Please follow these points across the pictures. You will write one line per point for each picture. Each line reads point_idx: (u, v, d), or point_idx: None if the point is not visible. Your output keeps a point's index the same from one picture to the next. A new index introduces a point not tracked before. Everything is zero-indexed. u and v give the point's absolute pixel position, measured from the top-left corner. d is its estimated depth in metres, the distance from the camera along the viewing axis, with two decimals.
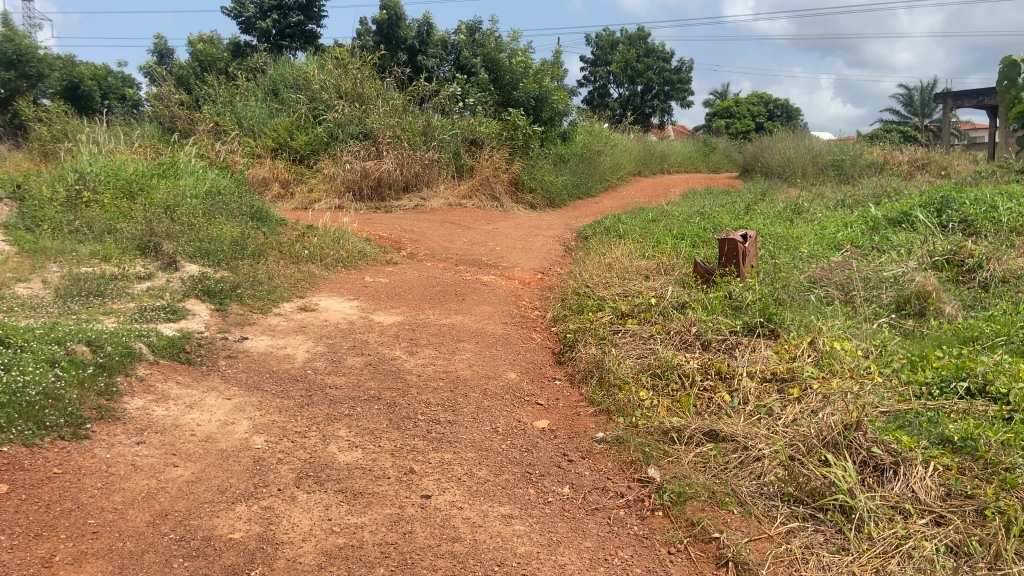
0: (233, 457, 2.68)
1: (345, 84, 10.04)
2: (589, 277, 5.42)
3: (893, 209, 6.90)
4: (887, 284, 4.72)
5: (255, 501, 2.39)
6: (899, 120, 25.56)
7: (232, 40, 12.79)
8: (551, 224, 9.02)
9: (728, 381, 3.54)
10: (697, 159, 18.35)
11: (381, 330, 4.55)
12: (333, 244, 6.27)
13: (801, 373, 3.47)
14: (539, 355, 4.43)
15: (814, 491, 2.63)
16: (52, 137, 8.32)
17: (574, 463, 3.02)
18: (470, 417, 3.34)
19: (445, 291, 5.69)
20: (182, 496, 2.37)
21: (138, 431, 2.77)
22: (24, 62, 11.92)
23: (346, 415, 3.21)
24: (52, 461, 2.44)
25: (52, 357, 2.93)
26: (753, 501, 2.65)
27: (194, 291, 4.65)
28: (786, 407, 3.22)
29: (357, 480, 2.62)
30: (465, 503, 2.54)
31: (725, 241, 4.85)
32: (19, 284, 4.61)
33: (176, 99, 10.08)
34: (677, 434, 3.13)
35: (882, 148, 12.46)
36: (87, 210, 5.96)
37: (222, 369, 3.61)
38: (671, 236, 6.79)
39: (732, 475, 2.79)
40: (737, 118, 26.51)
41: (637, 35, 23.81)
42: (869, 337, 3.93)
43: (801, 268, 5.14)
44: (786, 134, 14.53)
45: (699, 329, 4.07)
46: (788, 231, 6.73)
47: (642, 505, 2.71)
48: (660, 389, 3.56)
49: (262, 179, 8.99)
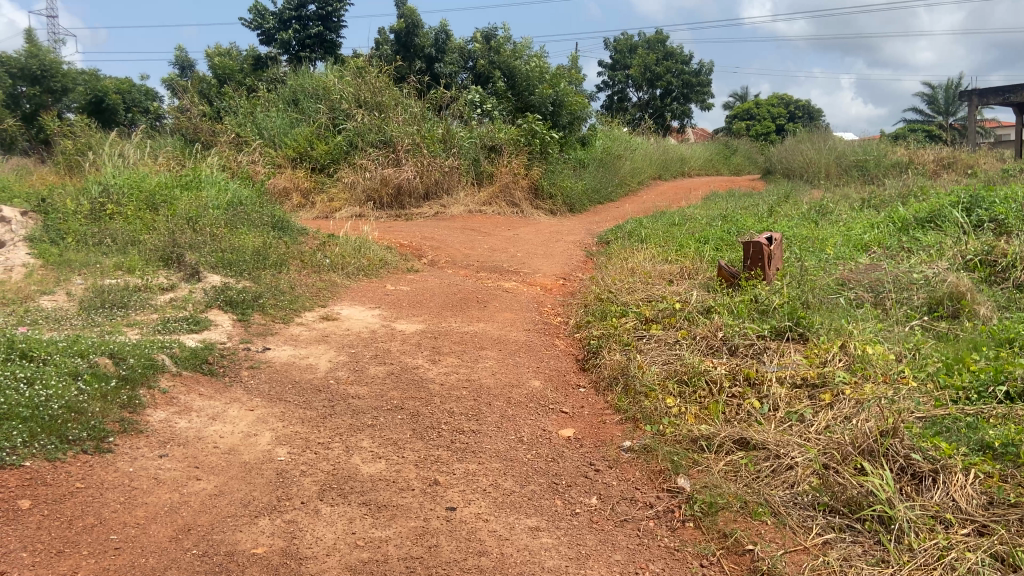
0: (256, 470, 2.65)
1: (365, 93, 10.08)
2: (611, 282, 5.36)
3: (921, 209, 6.76)
4: (918, 285, 4.61)
5: (279, 515, 2.36)
6: (924, 118, 25.16)
7: (250, 53, 12.78)
8: (572, 229, 8.95)
9: (757, 387, 3.46)
10: (718, 161, 18.20)
11: (403, 338, 4.51)
12: (354, 253, 6.27)
13: (832, 377, 3.39)
14: (563, 362, 4.38)
15: (851, 501, 2.54)
16: (77, 150, 8.44)
17: (601, 472, 2.95)
18: (494, 426, 3.29)
19: (467, 298, 5.65)
20: (204, 510, 2.34)
21: (160, 444, 2.74)
22: (48, 77, 12.10)
23: (369, 425, 3.18)
24: (75, 475, 2.41)
25: (75, 369, 2.93)
26: (788, 512, 2.57)
27: (216, 301, 4.66)
28: (818, 413, 3.16)
29: (382, 492, 2.57)
30: (491, 515, 2.49)
31: (750, 244, 4.78)
32: (44, 297, 4.67)
33: (199, 111, 10.20)
34: (706, 442, 3.05)
35: (909, 147, 12.24)
36: (111, 222, 6.00)
37: (245, 380, 3.59)
38: (693, 240, 6.71)
39: (765, 485, 2.72)
40: (757, 121, 26.33)
41: (655, 38, 23.70)
42: (900, 340, 3.85)
43: (829, 270, 5.03)
44: (810, 134, 14.35)
45: (726, 334, 4.00)
46: (814, 233, 6.63)
47: (672, 516, 2.65)
48: (688, 396, 3.50)
49: (283, 189, 9.04)
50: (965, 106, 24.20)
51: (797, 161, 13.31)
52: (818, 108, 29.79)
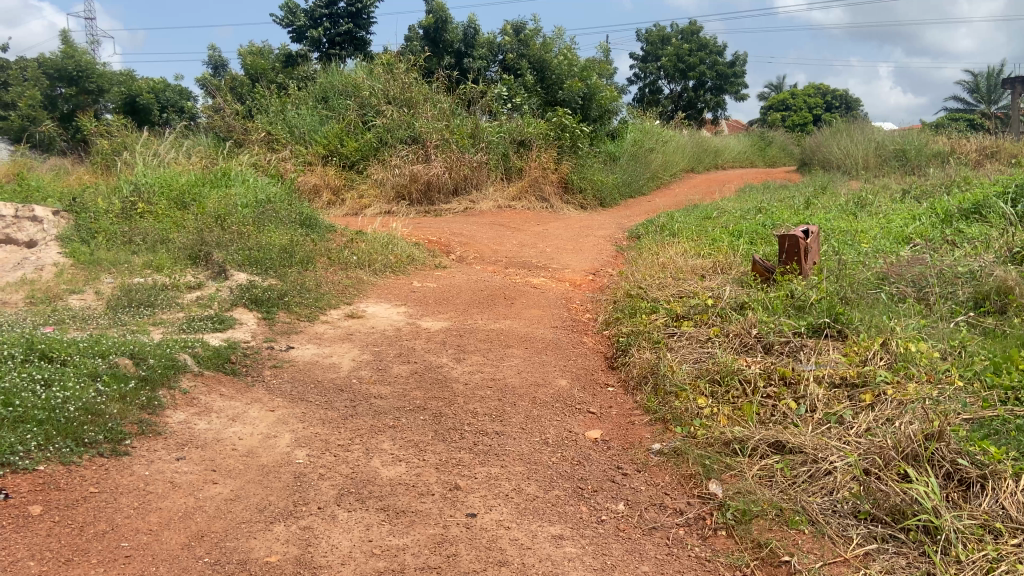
0: (274, 473, 2.60)
1: (394, 89, 10.06)
2: (641, 278, 5.23)
3: (964, 200, 6.51)
4: (963, 280, 4.41)
5: (295, 521, 2.29)
6: (966, 107, 24.44)
7: (282, 51, 12.83)
8: (602, 223, 8.81)
9: (794, 387, 3.32)
10: (753, 153, 17.86)
11: (428, 336, 4.44)
12: (382, 249, 6.22)
13: (873, 377, 3.23)
14: (591, 360, 4.27)
15: (894, 509, 2.40)
16: (112, 150, 8.55)
17: (629, 477, 2.85)
18: (519, 427, 3.20)
19: (494, 294, 5.56)
20: (219, 515, 2.29)
21: (178, 446, 2.70)
22: (84, 78, 12.15)
23: (391, 426, 3.11)
24: (89, 480, 2.38)
25: (95, 371, 2.92)
26: (826, 521, 2.43)
27: (242, 299, 4.63)
28: (858, 416, 3.01)
29: (401, 497, 2.50)
30: (513, 523, 2.40)
31: (786, 237, 4.62)
32: (73, 296, 4.70)
33: (232, 110, 10.25)
34: (740, 446, 2.92)
35: (950, 137, 11.87)
36: (141, 220, 6.02)
37: (267, 380, 3.55)
38: (726, 233, 6.55)
39: (802, 491, 2.58)
40: (793, 111, 25.83)
41: (688, 29, 23.38)
42: (945, 337, 3.67)
43: (868, 264, 4.85)
44: (846, 124, 14.02)
45: (761, 331, 3.86)
46: (852, 225, 6.43)
47: (703, 524, 2.53)
48: (720, 397, 3.37)
49: (313, 187, 9.00)
50: (1008, 94, 23.47)
51: (833, 152, 12.99)
52: (856, 98, 29.13)
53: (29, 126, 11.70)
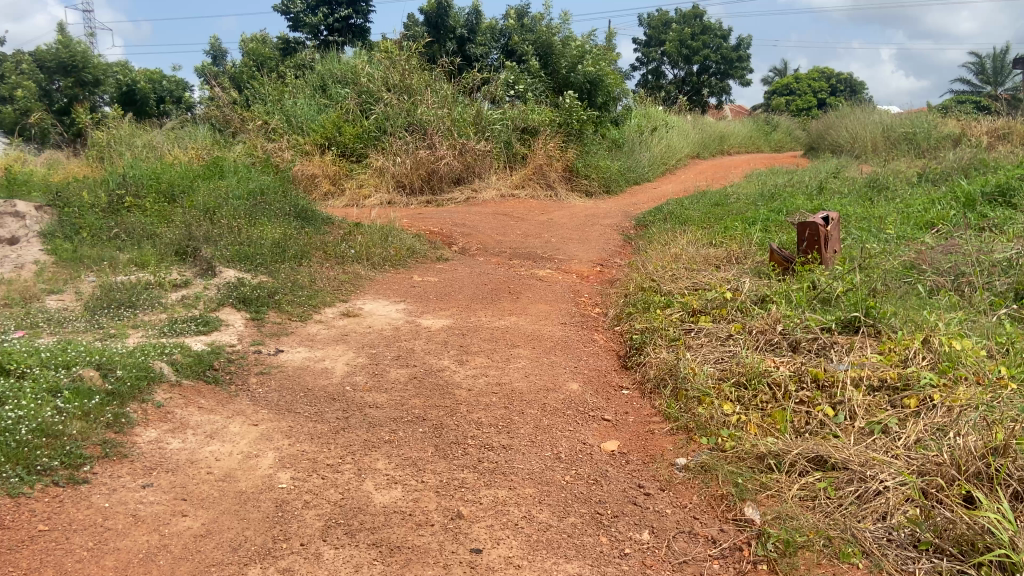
0: (252, 502, 2.30)
1: (393, 76, 9.68)
2: (653, 269, 4.91)
3: (989, 182, 6.15)
4: (1001, 268, 4.08)
5: (273, 562, 2.00)
6: (973, 88, 23.83)
7: (280, 39, 12.53)
8: (609, 211, 8.48)
9: (828, 390, 2.99)
10: (760, 138, 17.42)
11: (428, 336, 4.14)
12: (380, 242, 5.89)
13: (916, 380, 2.91)
14: (603, 360, 3.95)
15: (961, 538, 2.09)
16: (103, 142, 8.24)
17: (651, 498, 2.54)
18: (528, 441, 2.90)
19: (499, 289, 5.25)
20: (187, 556, 1.99)
21: (145, 471, 2.40)
22: (80, 69, 11.75)
23: (387, 442, 2.81)
24: (38, 515, 2.08)
25: (56, 386, 2.62)
26: (882, 553, 2.14)
27: (229, 299, 4.33)
28: (905, 424, 2.70)
29: (396, 529, 2.20)
30: (523, 560, 2.10)
31: (805, 225, 4.29)
32: (51, 296, 4.43)
33: (228, 99, 9.92)
34: (775, 461, 2.61)
35: (960, 117, 11.45)
36: (128, 215, 5.71)
37: (253, 389, 3.24)
38: (739, 220, 6.23)
39: (850, 516, 2.29)
40: (798, 96, 25.39)
41: (693, 13, 22.92)
42: (988, 333, 3.35)
43: (895, 252, 4.52)
44: (854, 108, 13.65)
45: (786, 328, 3.53)
46: (869, 211, 6.11)
47: (740, 556, 2.23)
48: (748, 402, 3.05)
49: (310, 177, 8.71)
50: (1015, 74, 22.83)
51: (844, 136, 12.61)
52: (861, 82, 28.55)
53: (22, 119, 11.30)
